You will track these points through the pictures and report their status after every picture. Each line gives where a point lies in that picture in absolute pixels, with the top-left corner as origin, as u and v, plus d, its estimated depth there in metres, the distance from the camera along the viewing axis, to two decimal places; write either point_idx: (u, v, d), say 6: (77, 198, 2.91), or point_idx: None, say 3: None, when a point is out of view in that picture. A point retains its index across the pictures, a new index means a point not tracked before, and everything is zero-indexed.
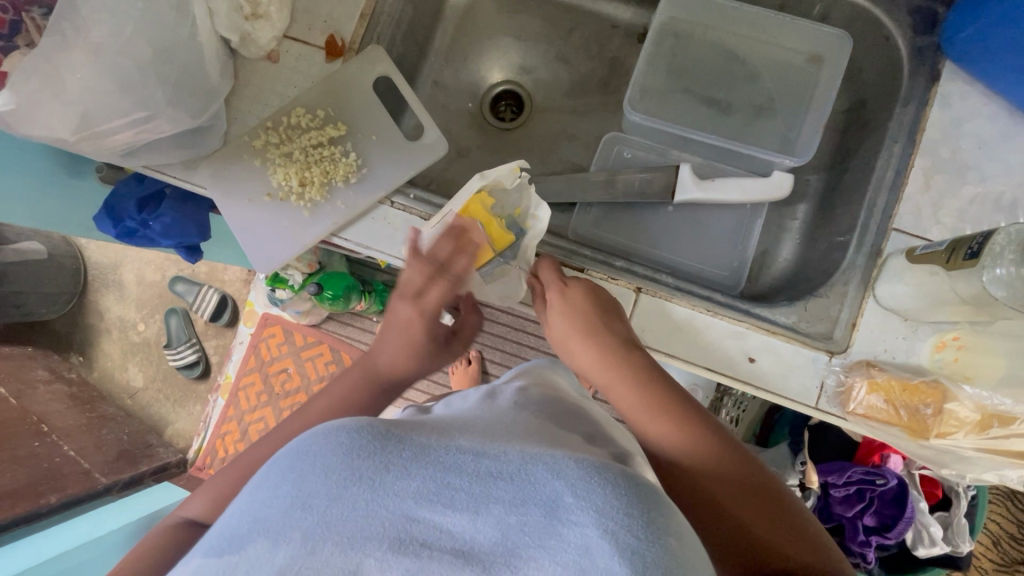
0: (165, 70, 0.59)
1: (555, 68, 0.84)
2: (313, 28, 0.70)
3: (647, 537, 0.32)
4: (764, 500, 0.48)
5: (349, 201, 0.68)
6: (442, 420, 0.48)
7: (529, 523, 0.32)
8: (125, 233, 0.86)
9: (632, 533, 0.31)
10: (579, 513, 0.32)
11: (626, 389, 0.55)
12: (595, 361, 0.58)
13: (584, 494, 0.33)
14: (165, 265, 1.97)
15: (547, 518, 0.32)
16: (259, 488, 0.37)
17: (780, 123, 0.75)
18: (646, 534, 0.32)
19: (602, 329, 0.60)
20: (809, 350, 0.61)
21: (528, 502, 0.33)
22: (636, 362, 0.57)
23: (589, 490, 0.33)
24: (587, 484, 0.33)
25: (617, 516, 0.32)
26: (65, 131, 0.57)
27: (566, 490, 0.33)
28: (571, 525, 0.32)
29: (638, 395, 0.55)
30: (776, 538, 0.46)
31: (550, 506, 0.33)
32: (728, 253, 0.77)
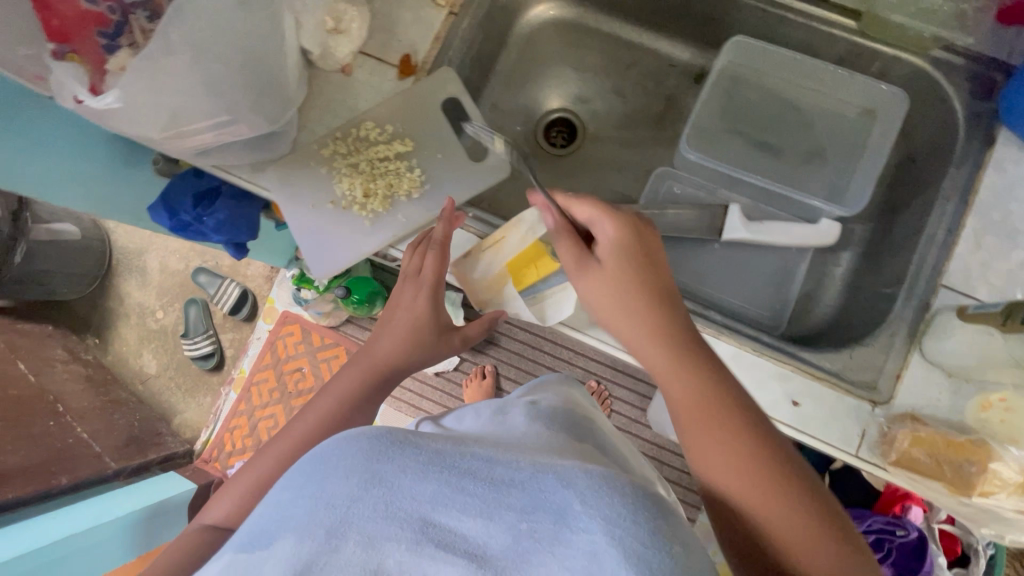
0: (251, 78, 0.61)
1: (610, 100, 0.86)
2: (387, 46, 0.73)
3: (652, 544, 0.30)
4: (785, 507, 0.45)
5: (410, 215, 0.70)
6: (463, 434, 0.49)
7: (541, 530, 0.31)
8: (179, 226, 0.88)
9: (637, 539, 0.29)
10: (585, 517, 0.30)
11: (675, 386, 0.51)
12: (651, 357, 0.53)
13: (592, 503, 0.31)
14: (190, 255, 1.99)
15: (554, 524, 0.31)
16: (283, 489, 0.36)
17: (829, 171, 0.77)
18: (652, 541, 0.30)
19: (655, 330, 0.53)
20: (852, 399, 0.63)
21: (540, 510, 0.32)
22: (689, 357, 0.51)
23: (597, 498, 0.31)
24: (597, 491, 0.31)
25: (622, 523, 0.30)
26: (153, 130, 0.59)
27: (575, 497, 0.31)
28: (579, 531, 0.30)
29: (690, 396, 0.50)
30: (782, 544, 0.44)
31: (559, 512, 0.31)
32: (771, 294, 0.78)
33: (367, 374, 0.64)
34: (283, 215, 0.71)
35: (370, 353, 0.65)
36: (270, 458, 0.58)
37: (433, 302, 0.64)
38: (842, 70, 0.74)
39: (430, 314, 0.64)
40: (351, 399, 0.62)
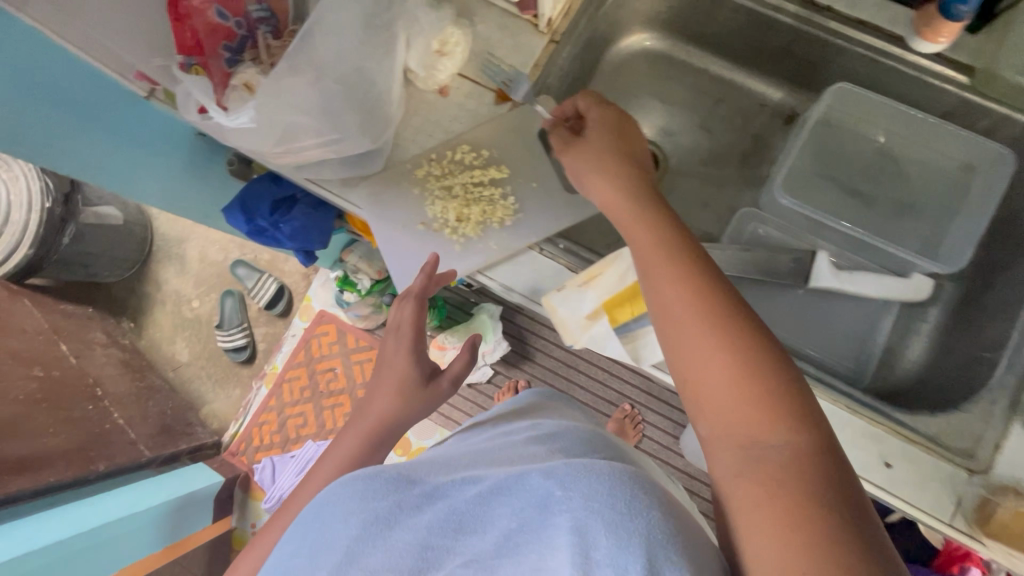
0: (363, 100, 0.61)
1: (695, 135, 0.86)
2: (486, 69, 0.72)
3: (630, 511, 0.34)
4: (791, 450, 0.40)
5: (502, 242, 0.70)
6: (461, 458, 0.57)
7: (528, 521, 0.37)
8: (255, 231, 0.88)
9: (616, 509, 0.34)
10: (565, 499, 0.35)
11: (726, 391, 0.43)
12: (704, 360, 0.45)
13: (571, 486, 0.36)
14: (229, 246, 2.00)
15: (540, 513, 0.36)
16: (291, 541, 0.46)
17: (923, 224, 0.76)
18: (630, 508, 0.34)
19: (715, 323, 0.46)
20: (947, 465, 0.61)
21: (525, 508, 0.37)
22: (710, 298, 0.47)
23: (576, 482, 0.36)
24: (575, 476, 0.37)
25: (599, 497, 0.35)
26: (262, 144, 0.59)
27: (554, 483, 0.37)
28: (559, 512, 0.35)
29: (746, 405, 0.42)
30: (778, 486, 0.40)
31: (543, 502, 0.37)
32: (854, 345, 0.77)
33: (363, 433, 0.64)
34: (374, 232, 0.72)
35: (360, 414, 0.65)
36: None
37: (411, 354, 0.65)
38: (951, 124, 0.72)
39: (408, 365, 0.65)
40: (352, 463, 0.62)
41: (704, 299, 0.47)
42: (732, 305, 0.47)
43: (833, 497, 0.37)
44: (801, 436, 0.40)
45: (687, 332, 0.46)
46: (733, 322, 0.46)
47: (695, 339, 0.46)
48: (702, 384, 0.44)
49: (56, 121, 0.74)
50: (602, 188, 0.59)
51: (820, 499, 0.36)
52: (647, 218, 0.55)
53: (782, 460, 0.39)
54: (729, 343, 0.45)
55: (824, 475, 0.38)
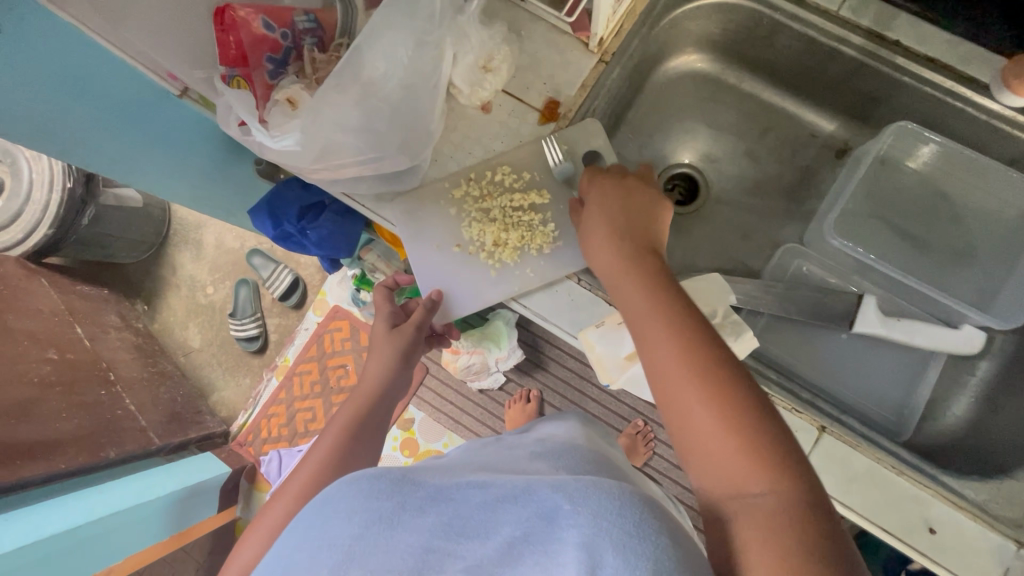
0: (405, 117, 0.59)
1: (740, 163, 0.82)
2: (531, 86, 0.69)
3: (637, 533, 0.34)
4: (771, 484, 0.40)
5: (541, 270, 0.67)
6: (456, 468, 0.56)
7: (534, 531, 0.37)
8: (281, 236, 0.86)
9: (624, 530, 0.34)
10: (575, 514, 0.36)
11: (721, 450, 0.42)
12: (698, 421, 0.43)
13: (580, 501, 0.37)
14: (246, 235, 1.99)
15: (548, 526, 0.37)
16: (291, 534, 0.42)
17: (979, 274, 0.73)
18: (636, 530, 0.35)
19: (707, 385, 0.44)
20: (996, 535, 0.58)
21: (533, 517, 0.38)
22: (684, 327, 0.47)
23: (585, 497, 0.37)
24: (584, 492, 0.37)
25: (608, 517, 0.35)
26: (304, 162, 0.56)
27: (564, 499, 0.37)
28: (568, 528, 0.35)
29: (741, 469, 0.41)
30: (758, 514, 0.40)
31: (551, 515, 0.37)
32: (894, 394, 0.74)
33: (363, 405, 0.65)
34: (405, 251, 0.69)
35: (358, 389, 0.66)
36: None
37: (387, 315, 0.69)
38: (1014, 172, 0.67)
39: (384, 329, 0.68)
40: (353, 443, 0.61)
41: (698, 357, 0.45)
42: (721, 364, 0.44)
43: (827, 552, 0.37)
44: (785, 483, 0.40)
45: (680, 394, 0.44)
46: (722, 379, 0.44)
47: (680, 393, 0.44)
48: (694, 443, 0.43)
49: (87, 120, 0.71)
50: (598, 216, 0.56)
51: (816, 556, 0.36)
52: (637, 264, 0.51)
53: (777, 517, 0.39)
54: (721, 405, 0.43)
55: (819, 529, 0.38)
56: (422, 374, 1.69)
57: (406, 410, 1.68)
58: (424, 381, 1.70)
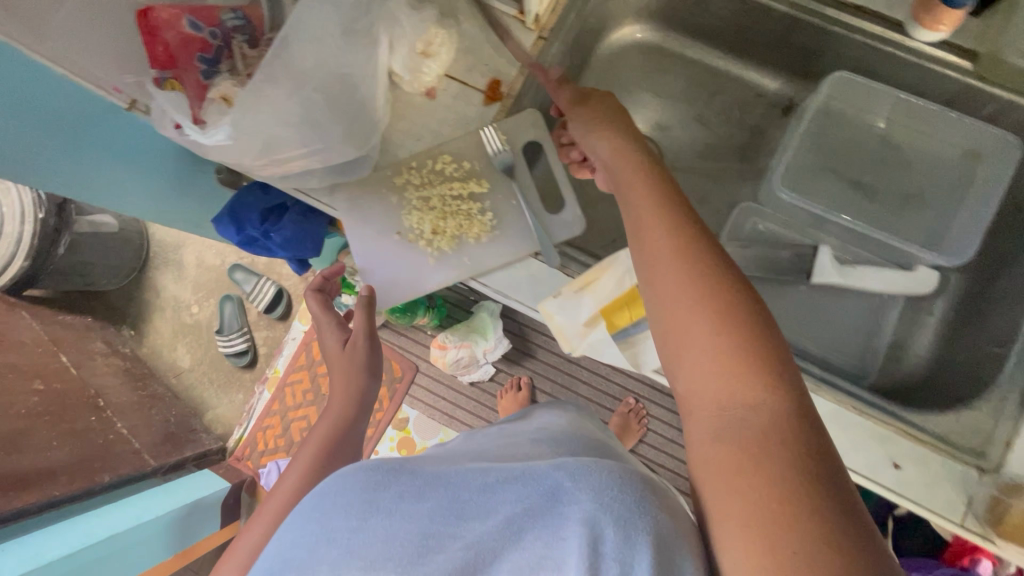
0: (345, 108, 0.59)
1: (691, 129, 0.83)
2: (472, 69, 0.70)
3: (640, 508, 0.36)
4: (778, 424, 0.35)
5: (476, 259, 0.67)
6: (451, 453, 0.57)
7: (535, 507, 0.37)
8: (245, 240, 0.87)
9: (626, 504, 0.36)
10: (577, 493, 0.37)
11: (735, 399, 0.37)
12: (712, 359, 0.39)
13: (581, 479, 0.38)
14: (227, 251, 1.99)
15: (548, 504, 0.37)
16: (285, 531, 0.40)
17: (930, 216, 0.74)
18: (637, 505, 0.36)
19: (723, 327, 0.39)
20: (959, 465, 0.59)
21: (531, 494, 0.38)
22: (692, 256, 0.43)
23: (586, 475, 0.38)
24: (584, 470, 0.39)
25: (610, 493, 0.36)
26: (245, 157, 0.57)
27: (565, 477, 0.38)
28: (572, 505, 0.36)
29: (753, 415, 0.36)
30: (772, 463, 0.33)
31: (553, 493, 0.38)
32: (858, 341, 0.75)
33: (329, 424, 0.65)
34: (347, 239, 0.69)
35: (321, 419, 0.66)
36: None
37: (337, 331, 0.71)
38: (955, 113, 0.70)
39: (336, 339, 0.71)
40: (331, 449, 0.63)
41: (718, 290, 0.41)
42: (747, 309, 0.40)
43: (790, 454, 0.34)
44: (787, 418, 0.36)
45: (692, 328, 0.40)
46: (717, 285, 0.41)
47: (687, 321, 0.41)
48: (700, 384, 0.39)
49: (49, 147, 0.72)
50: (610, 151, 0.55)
51: (814, 527, 0.30)
52: (655, 195, 0.48)
53: (755, 428, 0.35)
54: (742, 346, 0.38)
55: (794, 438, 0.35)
56: (412, 371, 1.70)
57: (399, 409, 1.69)
58: (415, 379, 1.70)
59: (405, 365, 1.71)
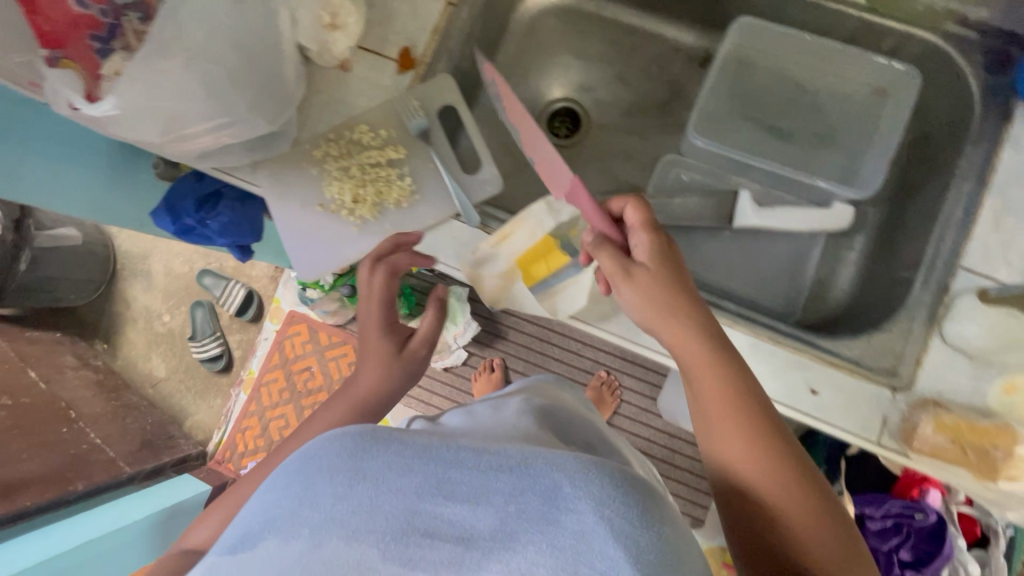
0: (250, 80, 0.60)
1: (614, 88, 0.85)
2: (384, 40, 0.71)
3: (643, 525, 0.32)
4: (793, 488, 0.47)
5: (397, 224, 0.69)
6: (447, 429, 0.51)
7: (529, 510, 0.33)
8: (182, 230, 0.87)
9: (629, 520, 0.32)
10: (577, 499, 0.33)
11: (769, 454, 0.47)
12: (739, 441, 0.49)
13: (582, 484, 0.33)
14: (195, 258, 1.97)
15: (544, 507, 0.33)
16: (267, 489, 0.37)
17: (844, 154, 0.76)
18: (638, 521, 0.32)
19: (750, 392, 0.49)
20: (872, 386, 0.61)
21: (528, 492, 0.34)
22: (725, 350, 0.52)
23: (586, 480, 0.33)
24: (587, 475, 0.34)
25: (612, 504, 0.32)
26: (152, 134, 0.58)
27: (565, 480, 0.34)
28: (571, 512, 0.32)
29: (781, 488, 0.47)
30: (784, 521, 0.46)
31: (549, 494, 0.33)
32: (785, 282, 0.77)
33: (344, 406, 0.60)
34: (270, 214, 0.70)
35: (344, 395, 0.61)
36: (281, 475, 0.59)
37: (390, 333, 0.61)
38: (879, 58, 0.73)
39: (378, 334, 0.61)
40: None
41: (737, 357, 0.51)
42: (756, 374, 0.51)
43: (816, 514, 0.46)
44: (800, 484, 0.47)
45: (715, 398, 0.50)
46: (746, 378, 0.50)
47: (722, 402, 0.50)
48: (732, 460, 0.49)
49: None
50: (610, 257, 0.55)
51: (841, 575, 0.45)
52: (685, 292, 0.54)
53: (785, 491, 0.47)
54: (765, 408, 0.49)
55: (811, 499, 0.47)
56: None
57: None
58: None
59: None
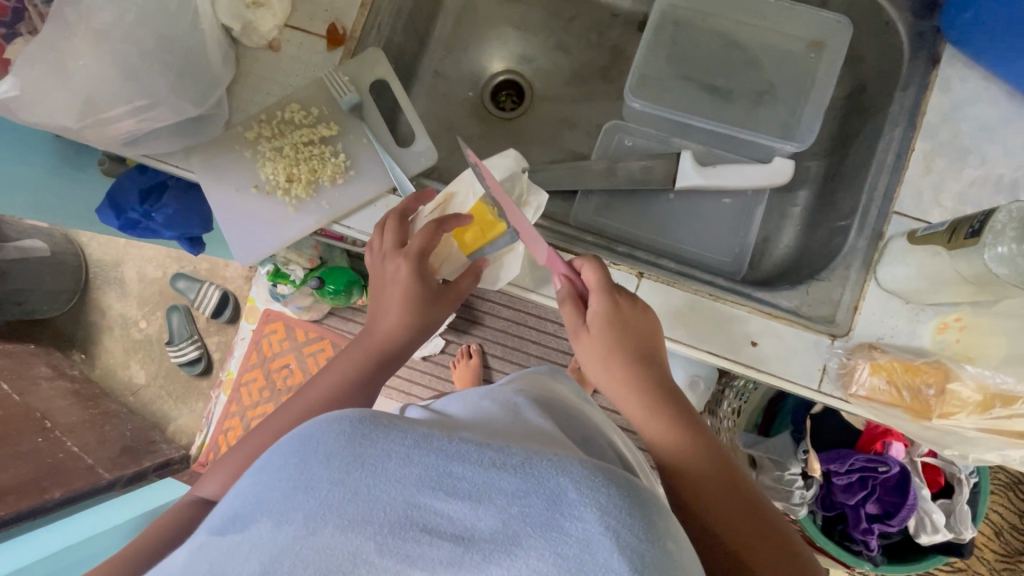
0: (168, 59, 0.58)
1: (555, 57, 0.86)
2: (313, 16, 0.70)
3: (646, 538, 0.32)
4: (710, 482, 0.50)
5: (334, 201, 0.69)
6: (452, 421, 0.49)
7: (533, 513, 0.32)
8: (127, 224, 0.87)
9: (631, 531, 0.32)
10: (581, 507, 0.32)
11: (698, 454, 0.51)
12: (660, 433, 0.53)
13: (588, 492, 0.33)
14: (167, 261, 1.74)
15: (549, 512, 0.32)
16: (261, 472, 0.37)
17: (781, 110, 0.76)
18: (643, 535, 0.32)
19: (676, 401, 0.54)
20: (812, 334, 0.61)
21: (531, 495, 0.33)
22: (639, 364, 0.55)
23: (593, 488, 0.33)
24: (592, 482, 0.33)
25: (615, 514, 0.32)
26: (68, 118, 0.56)
27: (570, 486, 0.33)
28: (575, 519, 0.32)
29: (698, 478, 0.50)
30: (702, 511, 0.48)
31: (553, 499, 0.33)
32: (730, 239, 0.77)
33: (362, 357, 0.62)
34: (207, 199, 0.69)
35: (362, 340, 0.63)
36: (243, 457, 0.58)
37: (413, 276, 0.61)
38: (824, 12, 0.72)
39: (409, 284, 0.61)
40: (356, 382, 0.61)
41: (664, 371, 0.56)
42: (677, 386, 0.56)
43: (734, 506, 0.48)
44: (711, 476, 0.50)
45: (641, 407, 0.54)
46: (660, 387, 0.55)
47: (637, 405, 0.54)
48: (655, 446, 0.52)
49: None
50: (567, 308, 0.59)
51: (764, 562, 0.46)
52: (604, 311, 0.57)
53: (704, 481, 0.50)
54: (690, 413, 0.54)
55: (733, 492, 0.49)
56: None
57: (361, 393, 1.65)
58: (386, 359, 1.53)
59: None
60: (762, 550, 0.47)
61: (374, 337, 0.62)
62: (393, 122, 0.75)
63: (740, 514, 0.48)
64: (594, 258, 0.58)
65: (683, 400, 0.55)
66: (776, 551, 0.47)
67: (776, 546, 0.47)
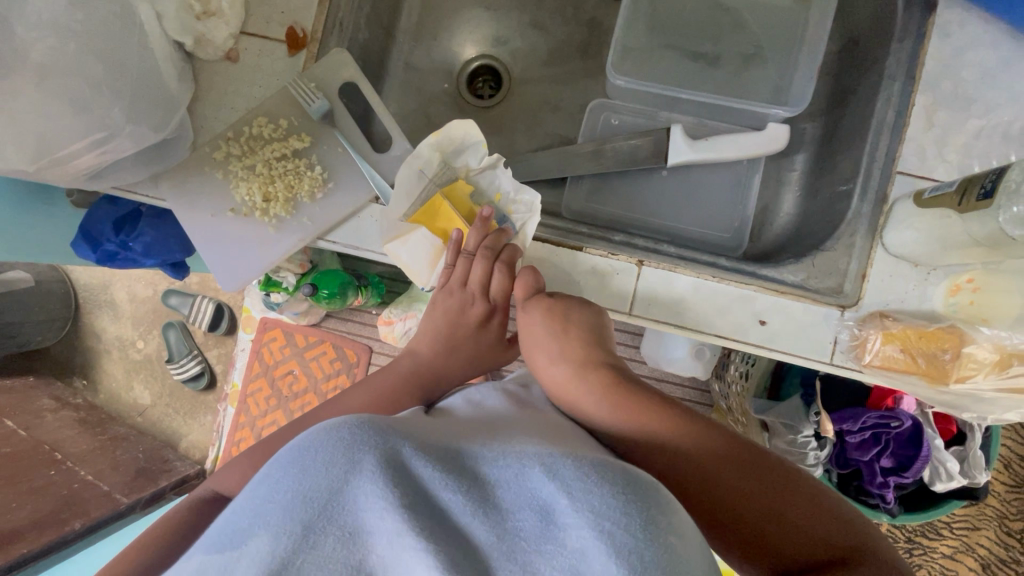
0: (119, 86, 0.54)
1: (530, 37, 0.82)
2: (270, 20, 0.66)
3: (647, 537, 0.31)
4: (713, 444, 0.47)
5: (315, 217, 0.66)
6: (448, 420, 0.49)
7: (526, 528, 0.32)
8: (106, 256, 0.84)
9: (629, 534, 0.31)
10: (575, 516, 0.32)
11: (643, 429, 0.48)
12: (641, 414, 0.49)
13: (581, 497, 0.32)
14: (156, 279, 1.70)
15: (542, 523, 0.32)
16: (260, 482, 0.36)
17: (771, 72, 0.73)
18: (643, 534, 0.31)
19: (638, 386, 0.52)
20: (821, 306, 0.59)
21: (525, 508, 0.33)
22: (589, 363, 0.54)
23: (586, 491, 0.32)
24: (586, 485, 0.33)
25: (613, 517, 0.31)
26: (21, 161, 0.52)
27: (563, 493, 0.33)
28: (568, 528, 0.31)
29: (702, 444, 0.47)
30: (727, 469, 0.45)
31: (547, 512, 0.32)
32: (730, 213, 0.75)
33: (401, 380, 0.62)
34: (182, 225, 0.66)
35: (399, 366, 0.63)
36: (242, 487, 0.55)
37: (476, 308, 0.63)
38: None
39: (463, 314, 0.63)
40: (388, 403, 0.60)
41: (575, 356, 0.55)
42: (604, 361, 0.54)
43: (751, 461, 0.46)
44: (707, 436, 0.47)
45: (579, 393, 0.52)
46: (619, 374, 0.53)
47: (603, 396, 0.51)
48: (648, 425, 0.48)
49: None
50: (529, 319, 0.59)
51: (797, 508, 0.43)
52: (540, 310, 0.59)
53: (713, 445, 0.47)
54: (626, 380, 0.52)
55: (749, 452, 0.47)
56: (366, 354, 1.50)
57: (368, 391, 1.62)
58: (371, 361, 1.50)
59: (359, 349, 1.50)
60: (794, 496, 0.44)
61: (416, 364, 0.64)
62: (368, 126, 0.71)
63: (763, 470, 0.45)
64: (529, 268, 0.61)
65: (610, 373, 0.53)
66: (781, 494, 0.44)
67: (791, 486, 0.44)
